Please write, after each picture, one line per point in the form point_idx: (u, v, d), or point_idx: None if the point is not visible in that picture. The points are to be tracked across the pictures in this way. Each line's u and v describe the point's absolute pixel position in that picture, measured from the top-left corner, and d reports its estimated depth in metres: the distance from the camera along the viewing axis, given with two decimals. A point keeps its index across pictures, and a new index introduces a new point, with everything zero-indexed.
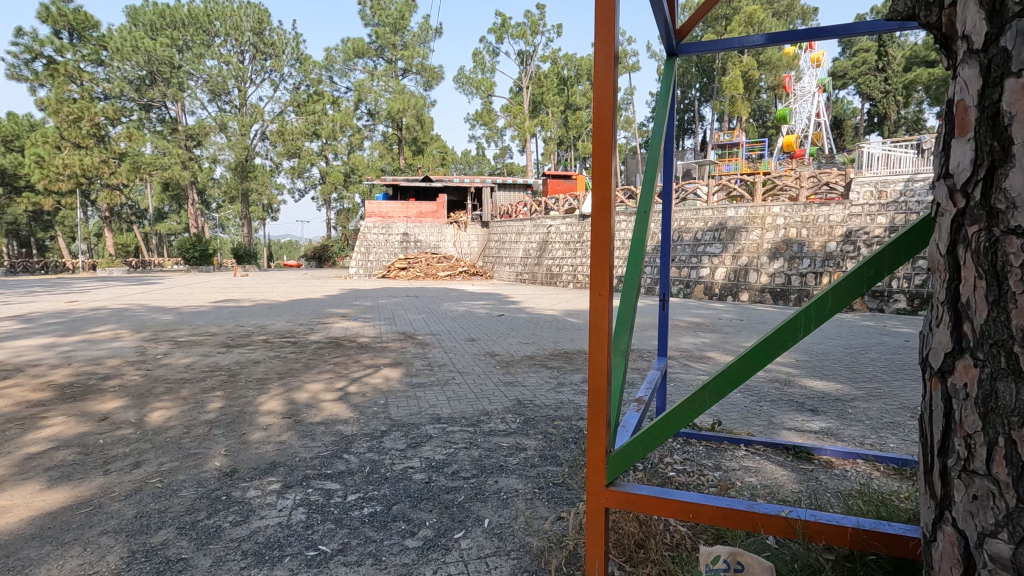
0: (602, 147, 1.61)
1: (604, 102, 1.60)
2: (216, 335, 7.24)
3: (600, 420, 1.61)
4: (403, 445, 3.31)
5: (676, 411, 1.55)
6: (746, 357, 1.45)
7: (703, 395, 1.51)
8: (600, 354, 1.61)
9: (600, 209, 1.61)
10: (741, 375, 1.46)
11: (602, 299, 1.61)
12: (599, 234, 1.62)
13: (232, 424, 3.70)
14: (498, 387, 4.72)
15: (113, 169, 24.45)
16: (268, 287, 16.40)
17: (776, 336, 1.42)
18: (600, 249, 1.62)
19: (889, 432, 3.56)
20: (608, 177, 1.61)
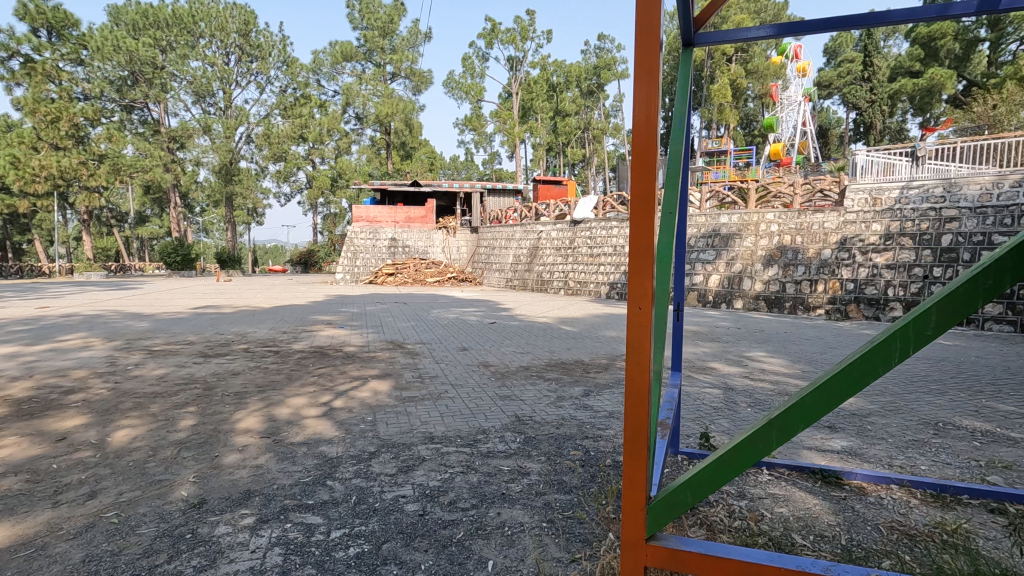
0: (645, 147, 1.46)
1: (647, 96, 1.45)
2: (194, 344, 6.87)
3: (641, 460, 1.42)
4: (393, 469, 3.00)
5: (732, 454, 1.36)
6: (824, 388, 1.25)
7: (770, 435, 1.32)
8: (640, 380, 1.43)
9: (639, 210, 1.46)
10: (818, 408, 1.26)
11: (643, 312, 1.45)
12: (639, 238, 1.46)
13: (205, 444, 3.37)
14: (494, 401, 4.42)
15: (91, 171, 23.79)
16: (250, 293, 15.91)
17: (866, 361, 1.21)
18: (640, 259, 1.46)
19: (917, 452, 3.32)
20: (650, 176, 1.46)
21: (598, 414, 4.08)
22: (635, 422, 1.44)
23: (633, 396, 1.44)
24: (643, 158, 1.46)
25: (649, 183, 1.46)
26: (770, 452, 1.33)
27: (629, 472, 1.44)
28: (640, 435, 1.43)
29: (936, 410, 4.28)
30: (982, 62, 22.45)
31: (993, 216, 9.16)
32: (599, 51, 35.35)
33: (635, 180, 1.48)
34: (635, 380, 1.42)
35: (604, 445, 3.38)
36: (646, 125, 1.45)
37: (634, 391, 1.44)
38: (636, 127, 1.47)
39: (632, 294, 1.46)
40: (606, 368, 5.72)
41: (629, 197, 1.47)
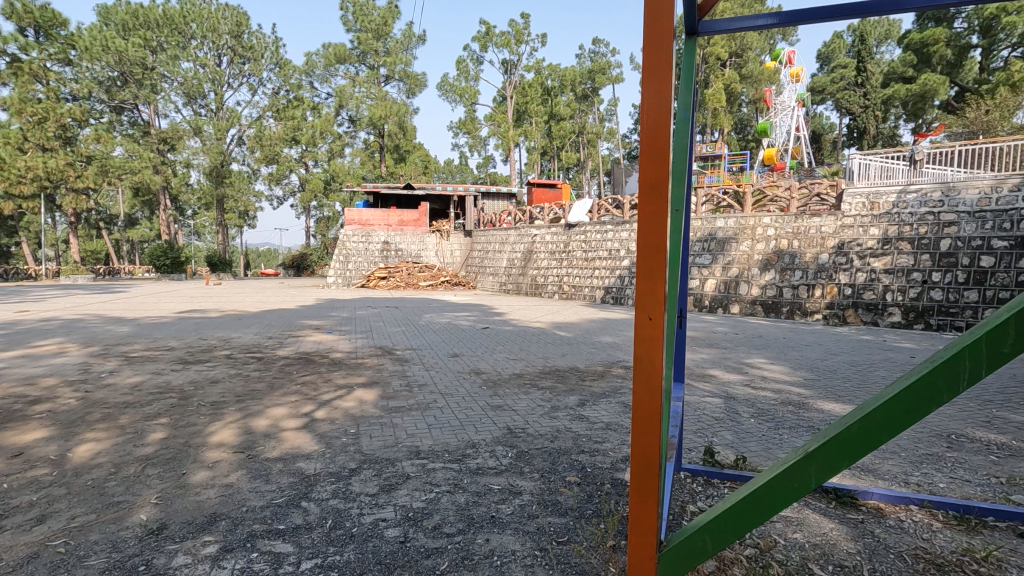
0: (656, 144, 1.40)
1: (659, 89, 1.39)
2: (174, 350, 6.62)
3: (654, 483, 1.44)
4: (374, 489, 2.77)
5: (766, 487, 1.36)
6: (872, 418, 1.23)
7: (809, 473, 1.30)
8: (650, 398, 1.41)
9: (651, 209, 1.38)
10: (870, 440, 1.23)
11: (654, 325, 1.38)
12: (651, 245, 1.39)
13: (173, 460, 3.13)
14: (485, 412, 4.20)
15: (79, 173, 23.46)
16: (239, 297, 15.61)
17: (928, 388, 1.18)
18: (650, 267, 1.40)
19: (932, 467, 3.13)
20: (661, 182, 1.38)
21: (595, 426, 3.87)
22: (644, 441, 1.43)
23: (643, 417, 1.42)
24: (655, 155, 1.39)
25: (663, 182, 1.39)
26: (810, 488, 1.31)
27: (639, 492, 1.46)
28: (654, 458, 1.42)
29: (947, 421, 4.10)
30: (975, 68, 22.52)
31: (992, 220, 9.01)
32: (593, 55, 35.41)
33: (645, 179, 1.41)
34: (646, 401, 1.40)
35: (602, 460, 3.18)
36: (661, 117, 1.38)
37: (645, 408, 1.41)
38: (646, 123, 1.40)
39: (641, 302, 1.38)
40: (602, 376, 5.51)
41: (639, 196, 1.40)
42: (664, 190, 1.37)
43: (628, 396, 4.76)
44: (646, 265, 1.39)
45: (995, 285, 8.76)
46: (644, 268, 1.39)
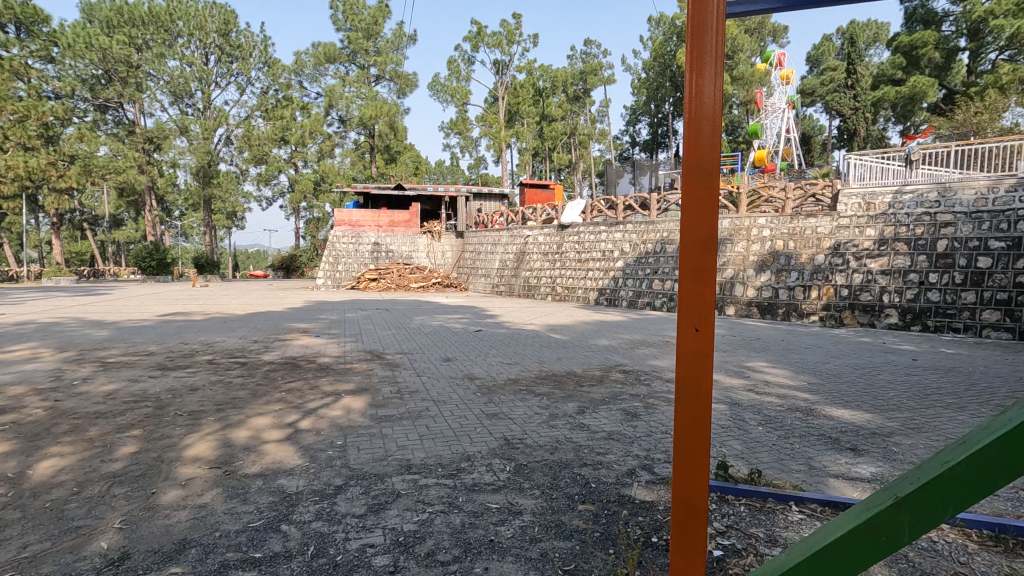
0: (706, 133, 1.31)
1: (706, 76, 1.31)
2: (153, 355, 6.34)
3: (700, 517, 1.34)
4: (362, 509, 2.55)
5: (848, 540, 1.14)
6: (984, 454, 1.09)
7: (903, 519, 1.12)
8: (698, 418, 1.32)
9: (701, 206, 1.30)
10: (986, 482, 1.08)
11: (702, 336, 1.30)
12: (698, 245, 1.30)
13: (143, 477, 2.89)
14: (480, 420, 3.98)
15: (62, 172, 22.93)
16: (225, 300, 15.26)
17: None
18: (698, 275, 1.30)
19: None
20: (709, 178, 1.29)
21: (597, 435, 3.67)
22: (689, 466, 1.33)
23: (687, 435, 1.33)
24: (700, 147, 1.30)
25: (710, 174, 1.30)
26: (904, 542, 1.12)
27: (681, 519, 1.36)
28: (701, 484, 1.33)
29: (962, 429, 3.95)
30: (962, 71, 22.63)
31: (988, 221, 8.89)
32: (585, 56, 35.39)
33: (686, 179, 1.33)
34: (694, 420, 1.31)
35: (606, 474, 2.98)
36: (707, 108, 1.29)
37: (692, 426, 1.33)
38: (690, 113, 1.32)
39: (687, 309, 1.31)
40: (601, 382, 5.30)
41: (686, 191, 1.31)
42: (714, 179, 1.28)
43: (629, 402, 4.57)
44: (689, 267, 1.30)
45: (992, 286, 8.69)
46: (689, 271, 1.30)
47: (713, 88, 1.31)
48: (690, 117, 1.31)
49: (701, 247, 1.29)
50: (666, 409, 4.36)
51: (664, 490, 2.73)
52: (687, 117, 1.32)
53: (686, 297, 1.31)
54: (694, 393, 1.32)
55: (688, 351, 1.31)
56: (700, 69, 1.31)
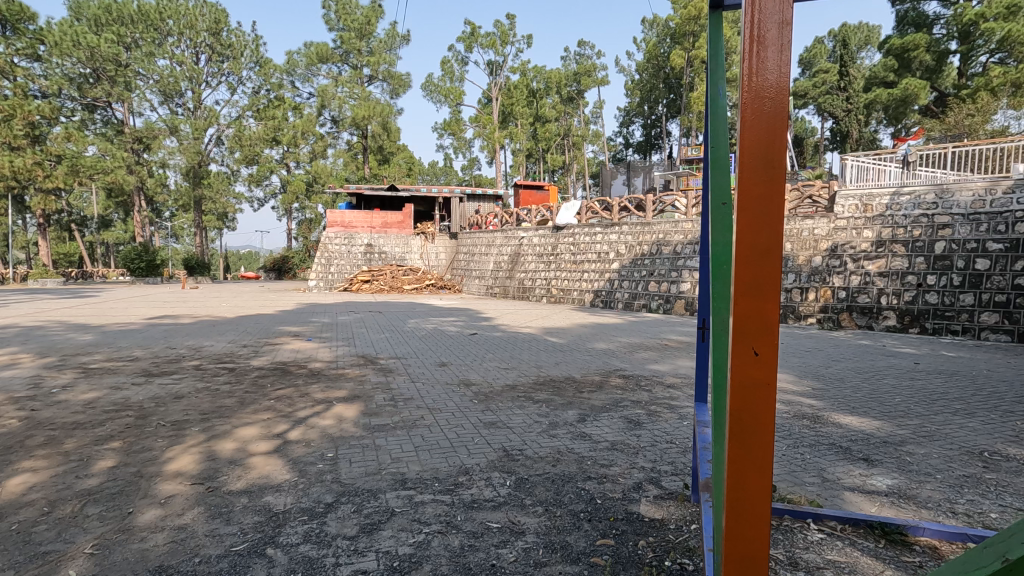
0: (762, 119, 1.12)
1: (766, 57, 1.11)
2: (138, 360, 6.13)
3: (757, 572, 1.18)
4: (353, 530, 2.38)
5: None
6: None
7: None
8: (753, 457, 1.14)
9: (762, 208, 1.11)
10: None
11: (761, 359, 1.12)
12: (758, 257, 1.11)
13: (119, 496, 2.71)
14: (477, 430, 3.82)
15: (48, 172, 22.52)
16: (215, 302, 14.97)
17: None
18: (759, 293, 1.11)
19: (975, 492, 2.84)
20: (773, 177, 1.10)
21: (600, 446, 3.52)
22: (744, 513, 1.17)
23: (745, 477, 1.15)
24: (759, 135, 1.11)
25: (771, 171, 1.11)
26: None
27: (734, 571, 1.18)
28: (760, 532, 1.17)
29: (975, 436, 3.83)
30: (953, 74, 22.81)
31: (986, 223, 8.81)
32: (579, 57, 35.38)
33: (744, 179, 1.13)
34: (752, 462, 1.13)
35: (612, 489, 2.83)
36: (773, 94, 1.10)
37: (748, 467, 1.15)
38: (748, 95, 1.12)
39: (743, 330, 1.12)
40: (600, 388, 5.15)
41: (744, 191, 1.11)
42: (778, 176, 1.09)
43: (631, 409, 4.43)
44: (748, 280, 1.11)
45: (991, 288, 8.62)
46: (747, 284, 1.11)
47: (774, 70, 1.11)
48: (749, 103, 1.11)
49: (763, 256, 1.10)
50: (670, 416, 4.22)
51: (675, 506, 2.59)
52: (743, 100, 1.12)
53: (745, 312, 1.12)
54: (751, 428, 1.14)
55: (743, 377, 1.13)
56: (760, 42, 1.11)
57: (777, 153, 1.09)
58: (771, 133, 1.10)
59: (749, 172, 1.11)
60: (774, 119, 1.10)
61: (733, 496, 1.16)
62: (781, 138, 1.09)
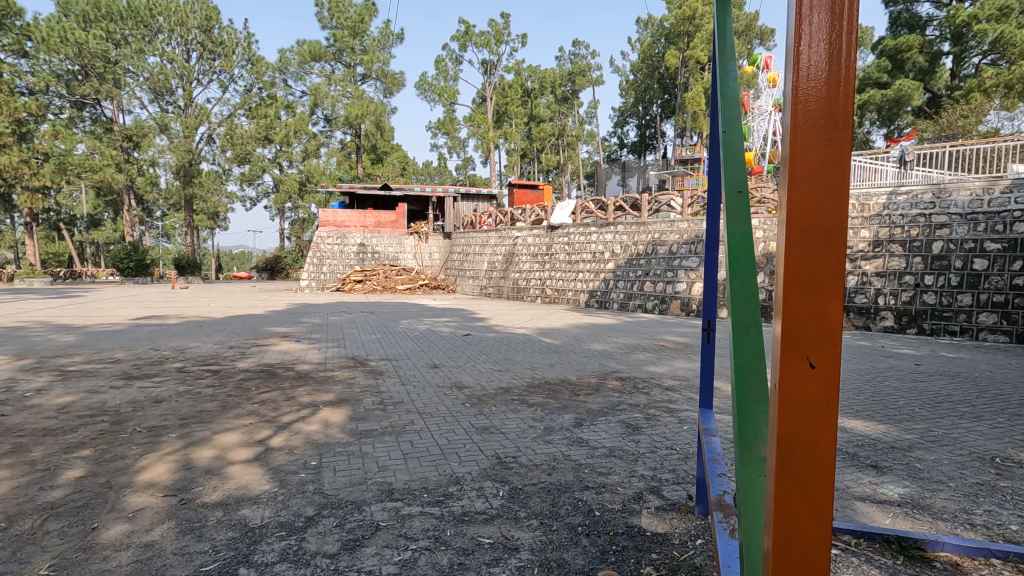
0: (822, 67, 0.89)
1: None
2: (119, 362, 5.91)
3: None
4: (334, 547, 2.21)
5: None
6: None
7: None
8: (806, 491, 0.91)
9: (821, 183, 0.88)
10: None
11: (820, 371, 0.89)
12: (817, 244, 0.88)
13: (83, 510, 2.52)
14: (469, 436, 3.65)
15: (35, 170, 22.14)
16: (205, 302, 14.71)
17: None
18: (815, 286, 0.88)
19: (991, 501, 2.72)
20: (836, 141, 0.87)
21: (597, 452, 3.36)
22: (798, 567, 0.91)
23: (795, 513, 0.90)
24: (816, 88, 0.89)
25: (832, 136, 0.88)
26: None
27: None
28: None
29: (983, 441, 3.71)
30: (946, 75, 22.89)
31: (984, 222, 8.70)
32: (573, 57, 35.30)
33: (794, 149, 0.90)
34: (805, 496, 0.90)
35: (611, 500, 2.67)
36: (831, 37, 0.88)
37: (800, 499, 0.90)
38: (801, 37, 0.90)
39: (800, 332, 0.89)
40: (597, 390, 5.00)
41: (796, 161, 0.89)
42: (843, 141, 0.86)
43: (628, 413, 4.27)
44: (803, 270, 0.88)
45: (989, 288, 8.53)
46: (801, 276, 0.88)
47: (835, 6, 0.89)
48: (802, 45, 0.89)
49: (821, 239, 0.88)
50: (669, 420, 4.07)
51: (680, 519, 2.43)
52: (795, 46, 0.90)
53: (800, 304, 0.89)
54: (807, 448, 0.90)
55: (795, 382, 0.90)
56: None
57: (840, 105, 0.87)
58: (832, 82, 0.87)
59: (802, 135, 0.89)
60: (836, 65, 0.88)
61: (781, 535, 0.91)
62: (843, 89, 0.87)
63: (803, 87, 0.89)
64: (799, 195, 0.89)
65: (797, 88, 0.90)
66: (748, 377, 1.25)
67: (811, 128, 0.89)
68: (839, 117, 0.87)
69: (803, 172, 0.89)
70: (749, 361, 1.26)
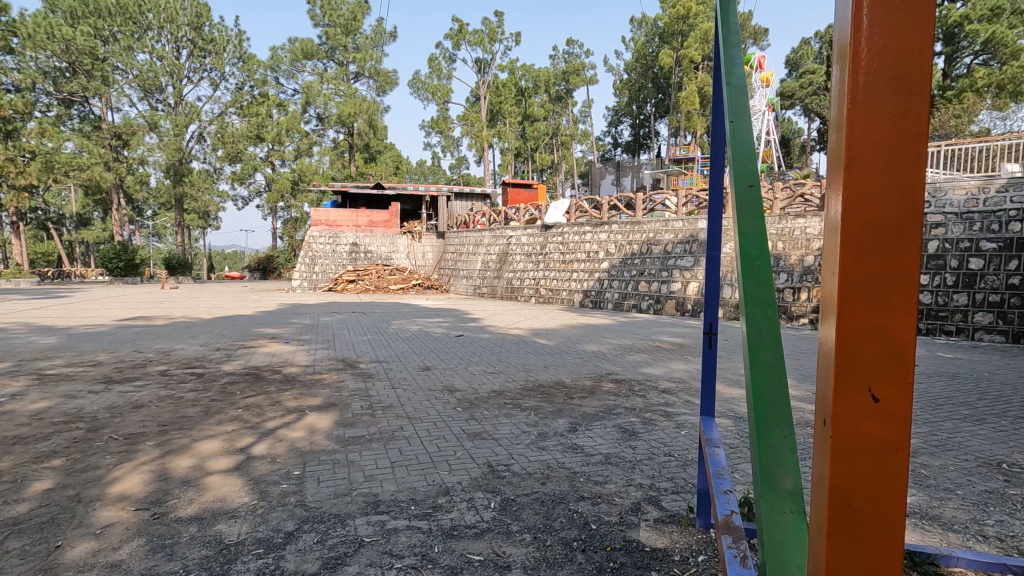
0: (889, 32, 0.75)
1: None
2: (100, 365, 5.74)
3: None
4: (313, 566, 2.08)
5: None
6: None
7: None
8: (868, 538, 0.77)
9: (889, 168, 0.74)
10: None
11: (883, 402, 0.76)
12: (883, 246, 0.74)
13: (48, 526, 2.38)
14: (460, 443, 3.52)
15: (21, 168, 21.75)
16: (195, 302, 14.49)
17: None
18: (883, 292, 0.75)
19: (1003, 510, 2.61)
20: (908, 116, 0.73)
21: (593, 459, 3.24)
22: None
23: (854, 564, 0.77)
24: (885, 51, 0.74)
25: (898, 109, 0.74)
26: None
27: None
28: None
29: (988, 446, 3.61)
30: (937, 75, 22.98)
31: (979, 222, 8.63)
32: (567, 56, 35.23)
33: (852, 132, 0.76)
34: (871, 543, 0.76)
35: (608, 512, 2.54)
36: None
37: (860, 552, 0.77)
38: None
39: (859, 348, 0.76)
40: (592, 393, 4.88)
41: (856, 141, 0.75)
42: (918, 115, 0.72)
43: (624, 417, 4.15)
44: (866, 276, 0.75)
45: (985, 287, 8.46)
46: (862, 281, 0.75)
47: None
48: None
49: (886, 238, 0.74)
50: (666, 424, 3.95)
51: (680, 533, 2.31)
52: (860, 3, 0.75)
53: (859, 313, 0.75)
54: (861, 488, 0.77)
55: (850, 411, 0.77)
56: None
57: (909, 70, 0.73)
58: (902, 43, 0.74)
59: (869, 109, 0.75)
60: (909, 20, 0.73)
61: None
62: (918, 52, 0.73)
63: (863, 48, 0.75)
64: (858, 183, 0.75)
65: (853, 49, 0.76)
66: (767, 393, 1.10)
67: (873, 98, 0.75)
68: (910, 84, 0.73)
69: (861, 152, 0.76)
70: (765, 375, 1.11)
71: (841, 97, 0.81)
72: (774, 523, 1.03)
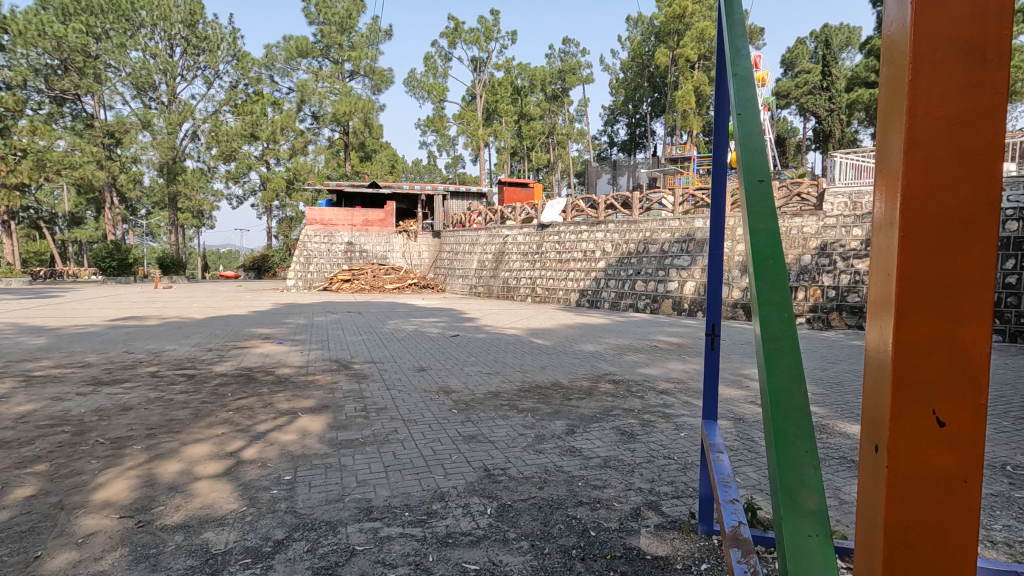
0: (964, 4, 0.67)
1: None
2: (89, 367, 5.64)
3: None
4: None
5: None
6: None
7: None
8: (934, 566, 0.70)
9: (963, 157, 0.67)
10: None
11: (950, 424, 0.69)
12: (953, 243, 0.67)
13: (27, 536, 2.29)
14: (456, 445, 3.45)
15: (11, 167, 21.49)
16: (188, 302, 14.34)
17: None
18: (950, 298, 0.68)
19: (1010, 515, 2.57)
20: (979, 98, 0.66)
21: (591, 463, 3.17)
22: None
23: None
24: (954, 30, 0.67)
25: (968, 92, 0.67)
26: None
27: None
28: None
29: (991, 447, 3.57)
30: None
31: None
32: (563, 55, 35.15)
33: (921, 114, 0.68)
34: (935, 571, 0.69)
35: (607, 518, 2.48)
36: None
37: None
38: None
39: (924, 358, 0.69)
40: (590, 394, 4.81)
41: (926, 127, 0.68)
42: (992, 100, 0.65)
43: (622, 419, 4.09)
44: (933, 279, 0.68)
45: None
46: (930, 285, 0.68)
47: None
48: None
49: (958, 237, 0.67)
50: (666, 427, 3.89)
51: (682, 540, 2.24)
52: None
53: (922, 321, 0.69)
54: (920, 513, 0.70)
55: (914, 430, 0.70)
56: None
57: (984, 50, 0.66)
58: (974, 23, 0.67)
59: (935, 92, 0.68)
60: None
61: None
62: (992, 30, 0.66)
63: (928, 23, 0.67)
64: (924, 175, 0.68)
65: (916, 23, 0.68)
66: (785, 402, 1.03)
67: (940, 71, 0.68)
68: (982, 65, 0.66)
69: (927, 133, 0.68)
70: (783, 383, 1.05)
71: (896, 78, 0.73)
72: (798, 545, 0.95)
